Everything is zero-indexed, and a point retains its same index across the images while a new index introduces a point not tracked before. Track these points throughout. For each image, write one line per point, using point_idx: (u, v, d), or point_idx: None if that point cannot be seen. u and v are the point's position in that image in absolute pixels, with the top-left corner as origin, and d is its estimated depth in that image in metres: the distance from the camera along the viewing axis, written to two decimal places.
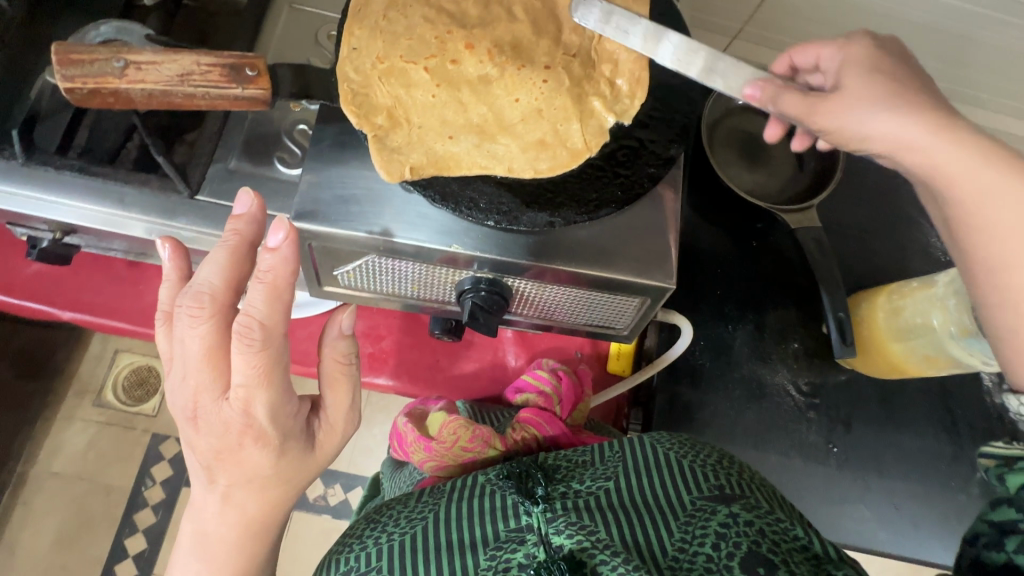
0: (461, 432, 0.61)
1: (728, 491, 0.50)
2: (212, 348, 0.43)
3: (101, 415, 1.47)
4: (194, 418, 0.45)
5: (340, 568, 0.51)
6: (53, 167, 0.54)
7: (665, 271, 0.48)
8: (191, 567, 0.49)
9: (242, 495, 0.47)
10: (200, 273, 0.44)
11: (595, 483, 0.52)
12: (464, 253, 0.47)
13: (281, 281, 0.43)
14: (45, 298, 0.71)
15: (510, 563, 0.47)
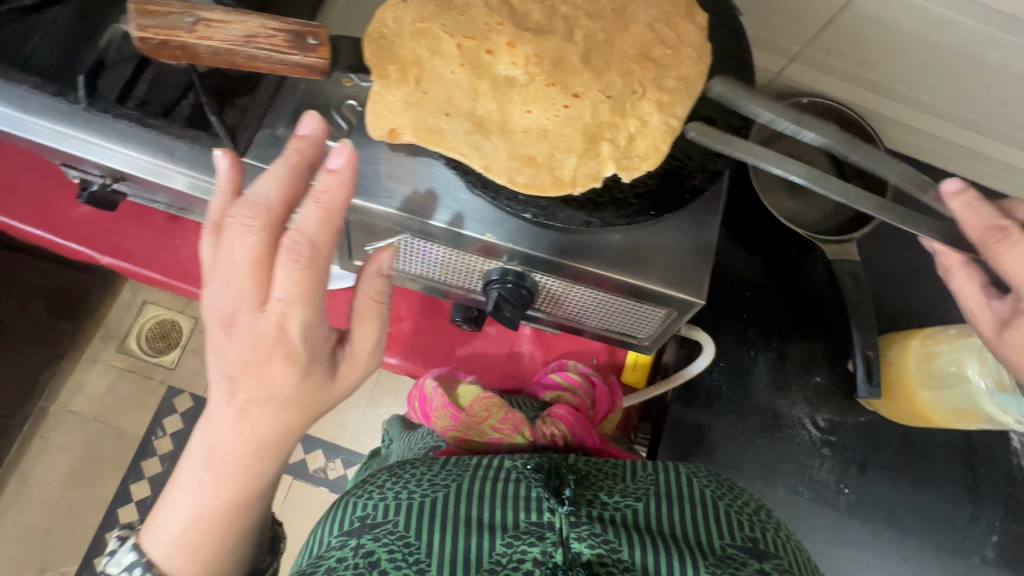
0: (494, 411, 0.65)
1: (761, 545, 0.48)
2: (258, 256, 0.43)
3: (123, 362, 1.51)
4: (228, 325, 0.45)
5: (356, 513, 0.51)
6: (112, 115, 0.56)
7: (697, 288, 0.48)
8: (201, 473, 0.48)
9: (259, 414, 0.46)
10: (261, 185, 0.44)
11: (624, 501, 0.51)
12: (495, 243, 0.47)
13: (333, 203, 0.43)
14: (87, 240, 0.73)
15: (525, 556, 0.47)
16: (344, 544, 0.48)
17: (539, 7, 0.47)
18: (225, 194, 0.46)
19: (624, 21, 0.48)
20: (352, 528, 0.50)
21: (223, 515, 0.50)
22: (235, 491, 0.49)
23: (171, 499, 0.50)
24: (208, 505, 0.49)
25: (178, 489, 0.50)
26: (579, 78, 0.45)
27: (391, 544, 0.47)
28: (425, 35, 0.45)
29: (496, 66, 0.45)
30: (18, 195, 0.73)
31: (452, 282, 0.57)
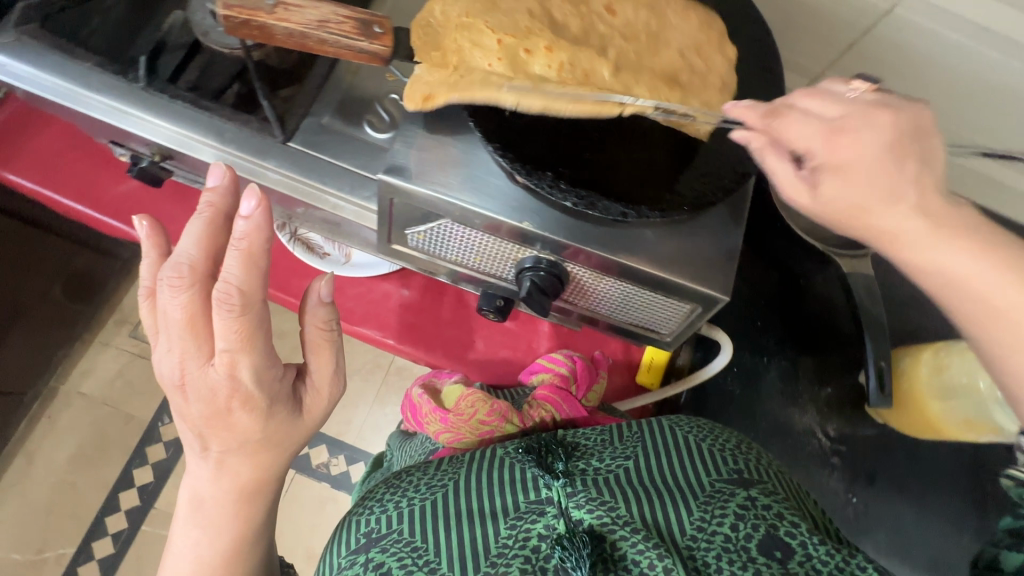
0: (480, 406, 0.66)
1: (745, 475, 0.51)
2: (196, 315, 0.47)
3: (135, 347, 1.53)
4: (182, 384, 0.48)
5: (361, 531, 0.52)
6: (168, 97, 0.59)
7: (724, 285, 0.50)
8: (192, 531, 0.53)
9: (236, 459, 0.52)
10: (182, 246, 0.47)
11: (616, 461, 0.53)
12: (533, 231, 0.49)
13: (255, 247, 0.46)
14: (126, 218, 0.76)
15: (530, 534, 0.48)
16: (355, 561, 0.49)
17: (581, 19, 0.51)
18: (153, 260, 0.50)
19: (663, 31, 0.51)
20: (359, 546, 0.51)
21: (222, 564, 0.54)
22: (229, 539, 0.54)
23: (168, 564, 0.54)
24: (206, 558, 0.53)
25: (175, 552, 0.54)
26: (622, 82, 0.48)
27: (400, 552, 0.48)
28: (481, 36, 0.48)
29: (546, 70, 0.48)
30: (64, 171, 0.76)
31: (485, 271, 0.59)
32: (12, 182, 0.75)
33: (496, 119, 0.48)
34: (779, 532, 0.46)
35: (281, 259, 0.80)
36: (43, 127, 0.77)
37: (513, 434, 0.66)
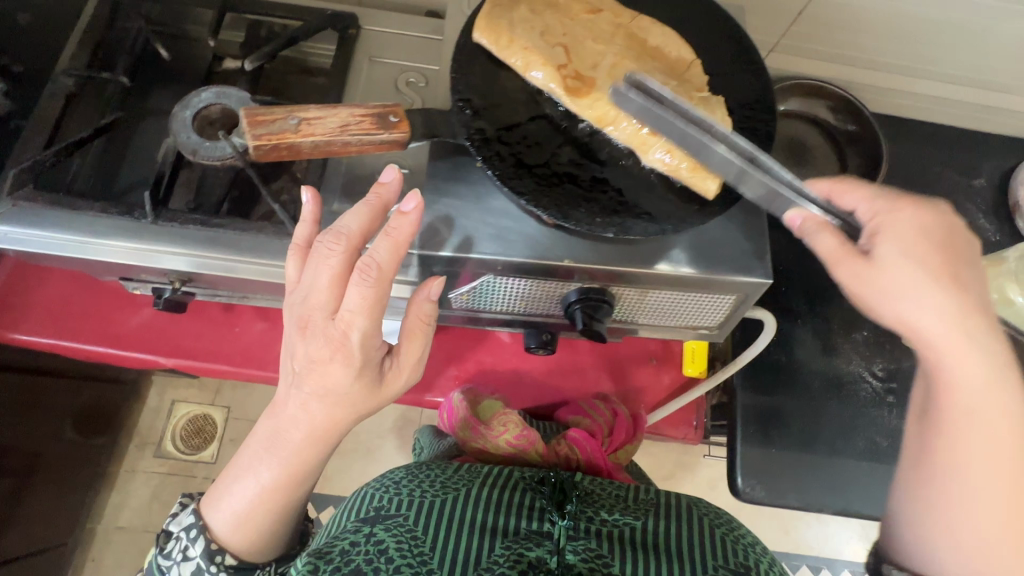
0: (511, 427, 0.75)
1: (744, 567, 0.57)
2: (337, 276, 0.48)
3: (163, 467, 1.49)
4: (303, 327, 0.49)
5: (373, 505, 0.60)
6: (178, 222, 0.59)
7: (764, 269, 0.52)
8: (265, 454, 0.56)
9: (317, 409, 0.52)
10: (344, 218, 0.49)
11: (623, 519, 0.61)
12: (575, 265, 0.51)
13: (402, 239, 0.48)
14: (149, 346, 0.75)
15: (523, 556, 0.56)
16: (360, 530, 0.57)
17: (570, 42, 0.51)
18: (306, 225, 0.53)
19: (639, 38, 0.53)
20: (367, 517, 0.59)
21: (278, 488, 0.56)
22: (292, 472, 0.56)
23: (231, 477, 0.59)
24: (264, 477, 0.56)
25: (243, 464, 0.57)
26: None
27: (401, 535, 0.56)
28: (486, 96, 0.49)
29: (556, 116, 0.50)
30: (76, 317, 0.75)
31: (531, 311, 0.60)
32: (25, 340, 0.74)
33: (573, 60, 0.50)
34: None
35: None
36: (41, 278, 0.75)
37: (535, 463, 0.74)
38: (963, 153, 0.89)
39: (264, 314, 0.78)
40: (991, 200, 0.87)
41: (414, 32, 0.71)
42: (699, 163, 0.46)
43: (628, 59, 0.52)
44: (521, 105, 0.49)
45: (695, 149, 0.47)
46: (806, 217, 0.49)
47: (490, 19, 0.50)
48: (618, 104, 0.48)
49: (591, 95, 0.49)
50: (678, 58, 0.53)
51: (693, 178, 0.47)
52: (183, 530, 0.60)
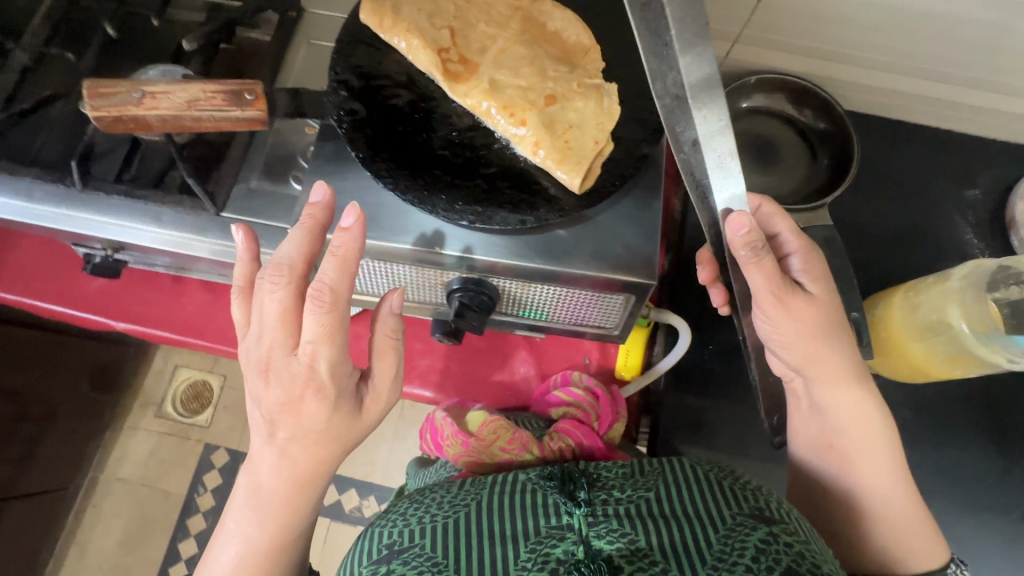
0: (502, 433, 0.64)
1: (765, 513, 0.50)
2: (288, 311, 0.47)
3: (162, 426, 1.59)
4: (265, 371, 0.49)
5: (384, 542, 0.52)
6: (104, 192, 0.62)
7: (648, 270, 0.49)
8: (246, 519, 0.52)
9: (295, 451, 0.50)
10: (284, 247, 0.48)
11: (637, 492, 0.52)
12: (448, 253, 0.49)
13: (349, 256, 0.47)
14: (102, 309, 0.80)
15: (549, 558, 0.49)
16: (377, 570, 0.50)
17: (461, 26, 0.50)
18: (243, 260, 0.53)
19: (537, 22, 0.51)
20: (381, 555, 0.51)
21: (269, 552, 0.52)
22: (280, 530, 0.52)
23: (212, 556, 0.53)
24: (251, 543, 0.52)
25: (224, 535, 0.53)
26: (508, 95, 0.47)
27: (420, 564, 0.49)
28: (366, 79, 0.49)
29: (436, 100, 0.49)
30: (41, 278, 0.81)
31: (423, 297, 0.60)
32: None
33: (463, 42, 0.49)
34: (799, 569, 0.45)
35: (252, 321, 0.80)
36: (15, 239, 0.82)
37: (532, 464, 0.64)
38: (957, 161, 0.81)
39: (210, 287, 0.82)
40: (984, 214, 0.79)
41: None
42: (565, 157, 0.45)
43: (517, 42, 0.50)
44: (400, 89, 0.49)
45: (565, 144, 0.45)
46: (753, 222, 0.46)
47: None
48: (494, 94, 0.47)
49: (469, 82, 0.48)
50: (574, 44, 0.50)
51: (561, 172, 0.45)
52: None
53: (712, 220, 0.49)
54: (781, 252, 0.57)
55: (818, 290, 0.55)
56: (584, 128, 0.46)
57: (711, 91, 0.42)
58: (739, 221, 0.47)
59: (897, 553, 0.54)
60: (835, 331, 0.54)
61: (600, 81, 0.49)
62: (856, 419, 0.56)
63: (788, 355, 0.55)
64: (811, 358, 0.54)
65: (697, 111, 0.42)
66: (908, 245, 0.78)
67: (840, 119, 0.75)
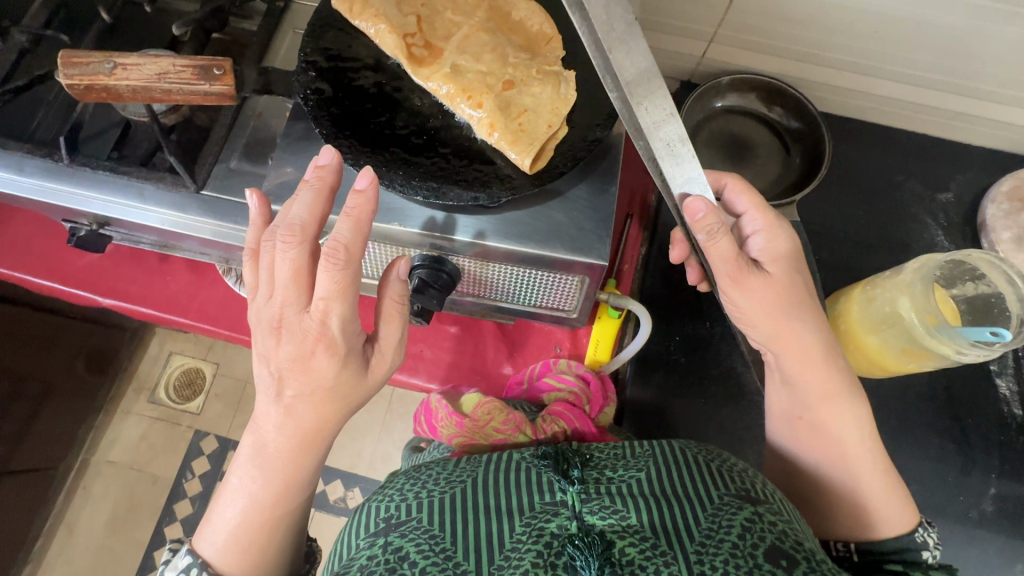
0: (495, 414, 0.65)
1: (752, 493, 0.50)
2: (298, 268, 0.46)
3: (153, 411, 1.62)
4: (276, 329, 0.48)
5: (380, 515, 0.51)
6: (90, 168, 0.65)
7: (600, 250, 0.51)
8: (252, 474, 0.53)
9: (301, 410, 0.50)
10: (294, 207, 0.46)
11: (627, 471, 0.52)
12: (408, 230, 0.52)
13: (363, 217, 0.45)
14: (90, 285, 0.82)
15: (544, 531, 0.47)
16: (373, 543, 0.48)
17: (428, 14, 0.52)
18: (255, 224, 0.52)
19: (502, 12, 0.53)
20: (378, 529, 0.50)
21: (273, 506, 0.54)
22: (282, 486, 0.54)
23: (219, 507, 0.55)
24: (256, 497, 0.54)
25: (231, 490, 0.55)
26: (467, 79, 0.49)
27: (417, 538, 0.48)
28: (334, 61, 0.51)
29: (400, 82, 0.51)
30: (33, 253, 0.83)
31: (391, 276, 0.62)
32: None
33: (428, 29, 0.52)
34: (786, 548, 0.45)
35: (232, 300, 0.83)
36: (10, 215, 0.85)
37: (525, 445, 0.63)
38: (930, 166, 0.82)
39: (194, 267, 0.84)
40: (956, 218, 0.80)
41: None
42: (517, 140, 0.47)
43: (482, 31, 0.52)
44: (366, 71, 0.51)
45: (519, 126, 0.47)
46: (710, 207, 0.48)
47: None
48: (454, 77, 0.49)
49: (432, 66, 0.50)
50: (537, 33, 0.52)
51: (513, 153, 0.47)
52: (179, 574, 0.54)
53: (674, 206, 0.51)
54: (744, 231, 0.57)
55: (778, 271, 0.54)
56: (537, 111, 0.48)
57: (650, 83, 0.43)
58: (694, 206, 0.48)
59: (866, 522, 0.53)
60: (802, 311, 0.54)
61: (558, 68, 0.50)
62: (824, 389, 0.54)
63: (753, 333, 0.55)
64: (774, 338, 0.54)
65: (637, 105, 0.43)
66: (878, 245, 0.79)
67: (812, 117, 0.77)
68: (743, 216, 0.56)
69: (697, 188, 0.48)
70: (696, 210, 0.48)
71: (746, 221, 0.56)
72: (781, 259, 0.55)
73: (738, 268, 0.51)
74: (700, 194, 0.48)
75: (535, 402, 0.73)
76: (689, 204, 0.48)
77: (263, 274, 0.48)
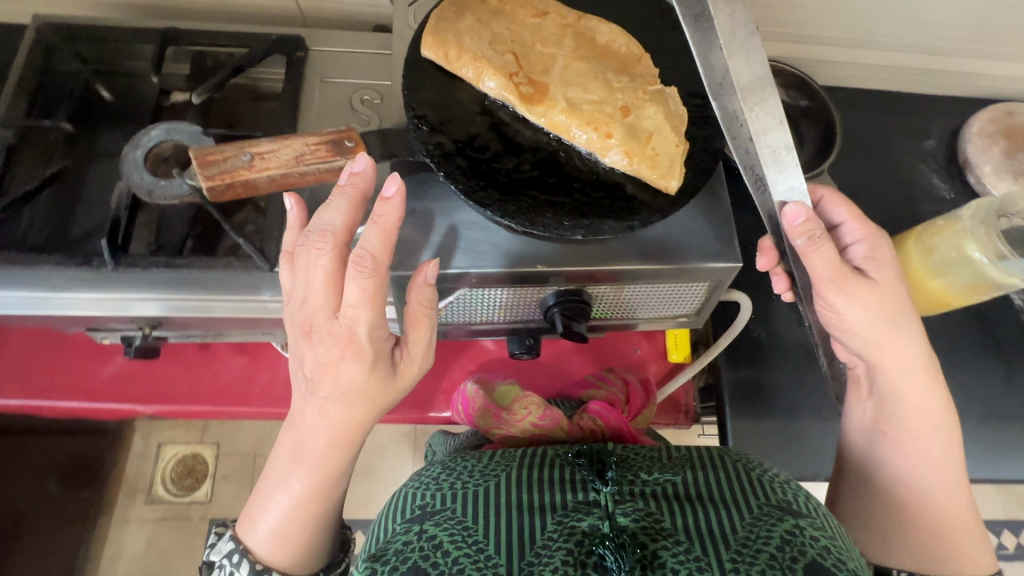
0: (532, 409, 0.67)
1: (793, 505, 0.51)
2: (330, 275, 0.47)
3: (155, 512, 1.45)
4: (308, 333, 0.49)
5: (416, 502, 0.54)
6: (141, 267, 0.57)
7: (732, 253, 0.53)
8: (291, 469, 0.54)
9: (337, 410, 0.51)
10: (326, 215, 0.48)
11: (663, 475, 0.54)
12: (547, 269, 0.51)
13: (389, 224, 0.47)
14: (127, 396, 0.73)
15: (576, 530, 0.50)
16: (409, 528, 0.51)
17: (520, 48, 0.52)
18: (294, 229, 0.51)
19: (587, 37, 0.53)
20: (414, 516, 0.53)
21: (314, 502, 0.55)
22: (321, 482, 0.54)
23: (262, 505, 0.56)
24: (299, 494, 0.54)
25: (269, 489, 0.55)
26: (585, 110, 0.49)
27: (451, 528, 0.51)
28: (441, 112, 0.49)
29: (511, 123, 0.50)
30: (45, 374, 0.72)
31: (509, 318, 0.60)
32: None
33: (526, 64, 0.51)
34: (826, 561, 0.47)
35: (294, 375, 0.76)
36: (5, 338, 0.73)
37: (560, 439, 0.65)
38: (913, 117, 0.92)
39: (242, 348, 0.77)
40: (943, 160, 0.91)
41: (365, 48, 0.70)
42: (656, 164, 0.48)
43: (576, 58, 0.52)
44: (475, 116, 0.49)
45: (651, 150, 0.48)
46: (809, 213, 0.49)
47: (436, 30, 0.50)
48: (573, 111, 0.49)
49: (546, 102, 0.49)
50: (629, 51, 0.53)
51: (655, 177, 0.48)
52: (225, 557, 0.56)
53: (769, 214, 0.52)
54: (842, 242, 0.60)
55: (879, 275, 0.57)
56: (661, 131, 0.49)
57: (763, 91, 0.45)
58: (795, 209, 0.49)
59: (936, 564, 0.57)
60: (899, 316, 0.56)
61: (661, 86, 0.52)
62: (914, 406, 0.57)
63: (853, 340, 0.57)
64: (875, 345, 0.56)
65: (749, 111, 0.46)
66: (893, 195, 0.87)
67: (818, 95, 0.83)
68: (841, 227, 0.60)
69: (798, 196, 0.49)
70: (792, 216, 0.49)
71: (845, 231, 0.60)
72: (879, 264, 0.58)
73: (836, 273, 0.53)
74: (800, 201, 0.49)
75: (575, 400, 0.77)
76: (788, 212, 0.49)
77: (294, 281, 0.49)
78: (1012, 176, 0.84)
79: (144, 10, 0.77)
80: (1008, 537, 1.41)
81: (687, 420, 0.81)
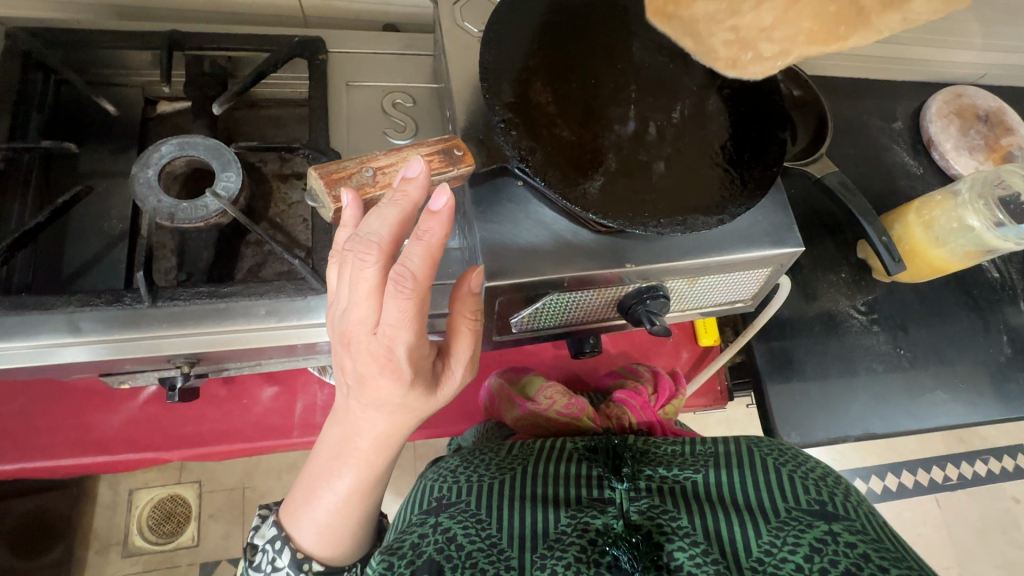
0: (559, 398, 0.69)
1: (828, 508, 0.49)
2: (372, 289, 0.40)
3: (136, 565, 1.32)
4: (346, 343, 0.43)
5: (434, 495, 0.56)
6: (183, 300, 0.52)
7: (795, 238, 0.56)
8: (334, 465, 0.51)
9: (375, 416, 0.46)
10: (371, 223, 0.40)
11: (684, 473, 0.55)
12: (636, 269, 0.52)
13: (436, 244, 0.40)
14: (148, 444, 0.66)
15: (589, 526, 0.51)
16: (425, 519, 0.53)
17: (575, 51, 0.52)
18: (349, 228, 0.43)
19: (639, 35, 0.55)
20: (430, 507, 0.55)
21: (356, 501, 0.53)
22: (360, 484, 0.52)
23: (302, 500, 0.55)
24: (339, 495, 0.53)
25: (310, 481, 0.54)
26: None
27: (464, 518, 0.52)
28: (522, 112, 0.48)
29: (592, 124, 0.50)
30: (45, 431, 0.63)
31: (586, 318, 0.60)
32: None
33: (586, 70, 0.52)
34: (861, 572, 0.43)
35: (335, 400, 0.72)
36: None
37: (589, 430, 0.67)
38: (880, 101, 1.00)
39: (271, 377, 0.71)
40: (911, 138, 0.99)
41: (388, 49, 0.67)
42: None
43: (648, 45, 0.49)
44: (559, 118, 0.49)
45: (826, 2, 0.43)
46: None
47: (487, 36, 0.50)
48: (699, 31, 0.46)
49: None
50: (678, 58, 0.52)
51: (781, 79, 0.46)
52: (268, 543, 0.56)
53: None
54: None
55: None
56: None
57: None
58: None
59: None
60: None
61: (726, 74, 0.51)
62: None
63: None
64: None
65: None
66: (873, 172, 0.94)
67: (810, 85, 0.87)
68: None
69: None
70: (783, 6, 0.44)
71: None
72: None
73: None
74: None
75: (604, 389, 0.79)
76: None
77: (339, 284, 0.43)
78: (968, 150, 0.94)
79: (119, 12, 0.69)
80: (963, 468, 1.57)
81: (722, 399, 0.86)
